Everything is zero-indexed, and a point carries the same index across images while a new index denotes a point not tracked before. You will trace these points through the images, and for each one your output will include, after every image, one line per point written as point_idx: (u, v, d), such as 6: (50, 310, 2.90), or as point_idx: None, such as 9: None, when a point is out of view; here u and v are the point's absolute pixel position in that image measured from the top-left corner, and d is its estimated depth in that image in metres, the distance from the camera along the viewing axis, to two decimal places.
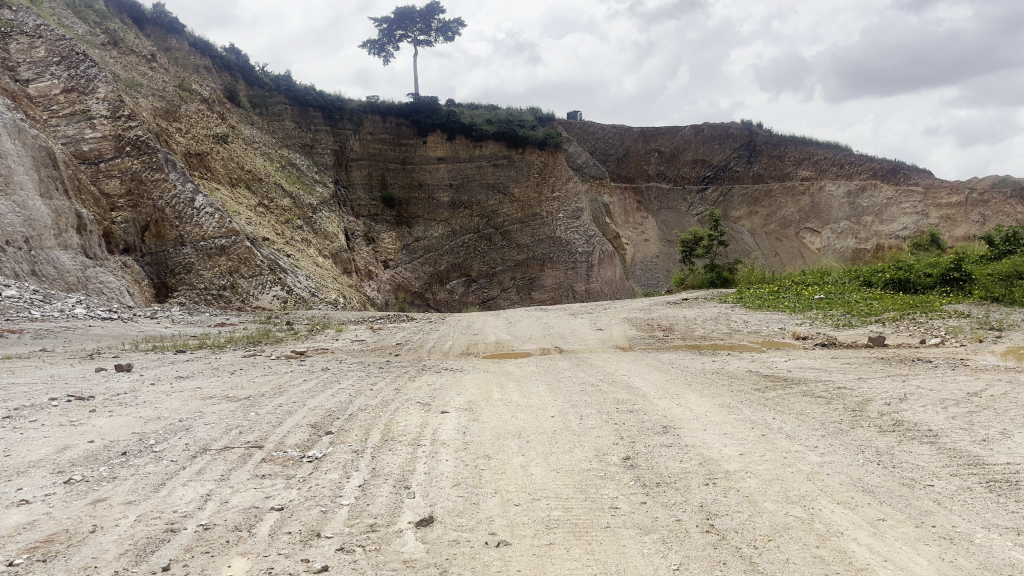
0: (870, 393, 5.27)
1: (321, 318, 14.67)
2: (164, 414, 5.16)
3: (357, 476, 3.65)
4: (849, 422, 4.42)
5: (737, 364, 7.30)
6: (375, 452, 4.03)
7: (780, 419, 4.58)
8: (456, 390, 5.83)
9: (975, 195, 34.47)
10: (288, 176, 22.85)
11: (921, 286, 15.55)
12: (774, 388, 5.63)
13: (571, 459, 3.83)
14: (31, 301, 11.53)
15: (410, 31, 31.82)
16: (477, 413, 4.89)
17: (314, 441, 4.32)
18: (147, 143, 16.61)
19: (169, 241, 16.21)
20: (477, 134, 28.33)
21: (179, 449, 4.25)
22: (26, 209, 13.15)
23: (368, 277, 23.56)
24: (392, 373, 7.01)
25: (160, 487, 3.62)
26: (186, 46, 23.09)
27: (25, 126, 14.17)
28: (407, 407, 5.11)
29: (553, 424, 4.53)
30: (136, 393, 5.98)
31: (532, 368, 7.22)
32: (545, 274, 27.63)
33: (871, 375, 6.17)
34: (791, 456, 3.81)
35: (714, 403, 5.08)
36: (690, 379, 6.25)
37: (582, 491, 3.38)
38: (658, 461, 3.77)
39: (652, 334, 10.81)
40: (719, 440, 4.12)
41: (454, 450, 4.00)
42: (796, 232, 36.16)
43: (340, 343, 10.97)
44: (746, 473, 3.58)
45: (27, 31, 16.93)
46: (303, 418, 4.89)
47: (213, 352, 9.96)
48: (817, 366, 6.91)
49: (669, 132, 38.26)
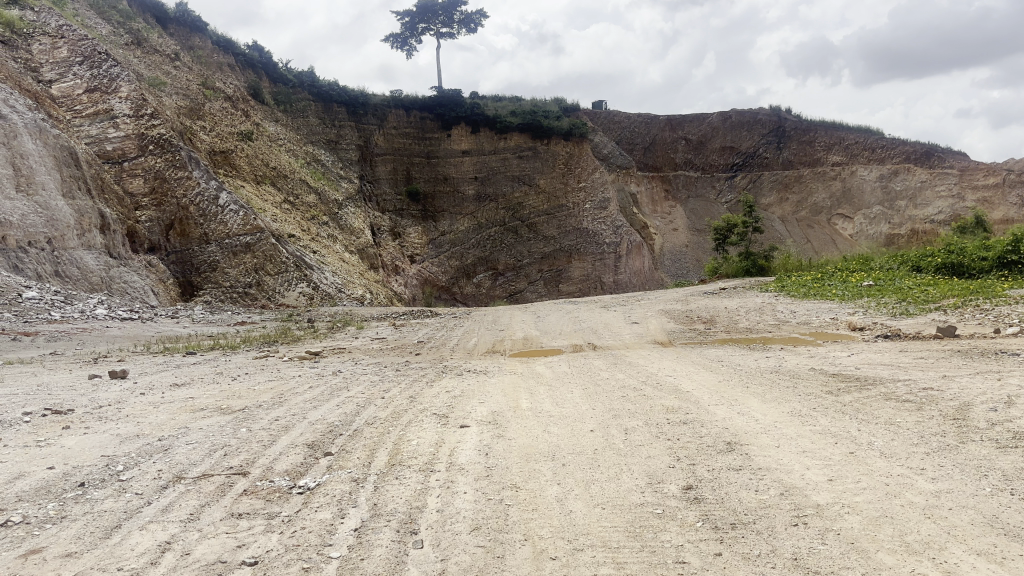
0: (965, 396, 4.43)
1: (343, 315, 13.97)
2: (145, 431, 4.50)
3: (354, 516, 2.95)
4: (955, 436, 3.59)
5: (795, 360, 6.48)
6: (378, 482, 3.32)
7: (867, 431, 3.78)
8: (480, 397, 5.10)
9: (1013, 176, 33.07)
10: (313, 173, 22.20)
11: (976, 271, 14.58)
12: (849, 391, 4.80)
13: (617, 490, 3.09)
14: (52, 303, 11.01)
15: (433, 24, 31.10)
16: (503, 427, 4.17)
17: (308, 466, 3.64)
18: (170, 141, 16.06)
19: (194, 240, 15.64)
20: (501, 126, 27.59)
21: (148, 479, 3.57)
22: (47, 210, 12.66)
23: (395, 271, 22.87)
24: (410, 376, 6.31)
25: (112, 532, 2.94)
26: (209, 44, 22.55)
27: (47, 126, 13.62)
28: (421, 421, 4.38)
29: (593, 442, 3.78)
30: (123, 405, 5.33)
31: (564, 369, 6.44)
32: (572, 266, 26.87)
33: (957, 372, 5.29)
34: (895, 483, 3.03)
35: (781, 411, 4.29)
36: (747, 380, 5.46)
37: (636, 537, 2.66)
38: (729, 493, 3.01)
39: (691, 326, 10.04)
40: (799, 461, 3.37)
41: (473, 479, 3.27)
42: (828, 218, 34.95)
43: (360, 341, 10.32)
44: (845, 509, 2.81)
45: (49, 32, 16.54)
46: (300, 435, 4.20)
47: (224, 354, 9.32)
48: (886, 363, 6.03)
49: (696, 119, 37.13)
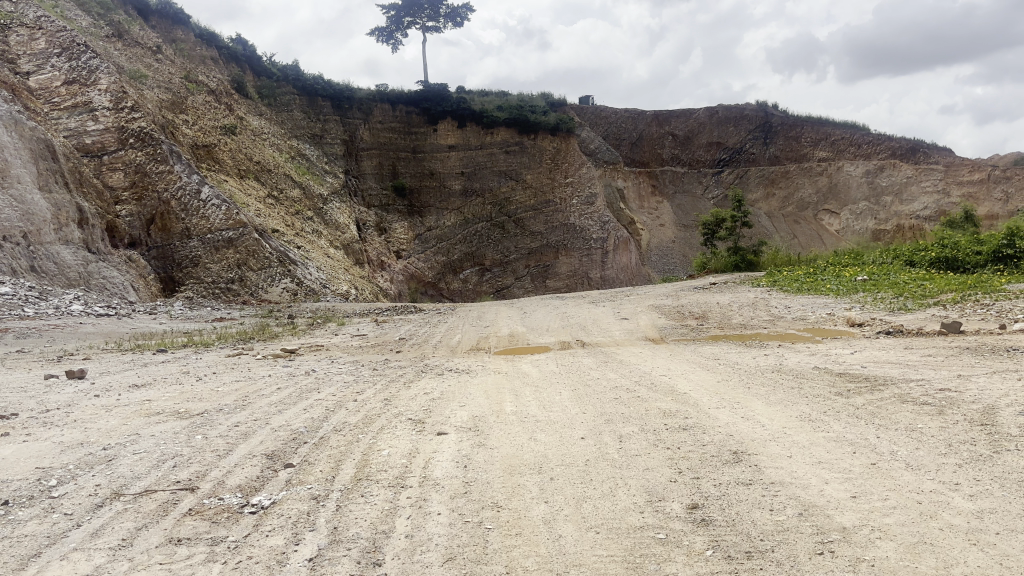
0: (986, 398, 4.06)
1: (326, 311, 13.52)
2: (91, 440, 4.07)
3: (310, 543, 2.55)
4: (988, 444, 3.22)
5: (795, 359, 6.11)
6: (341, 500, 2.93)
7: (888, 439, 3.41)
8: (459, 400, 4.70)
9: (997, 172, 33.00)
10: (298, 167, 21.70)
11: (971, 266, 14.33)
12: (859, 393, 4.44)
13: (612, 510, 2.71)
14: (26, 299, 10.53)
15: (419, 18, 30.57)
16: (485, 434, 3.77)
17: (265, 480, 3.24)
18: (151, 134, 15.51)
19: (175, 234, 15.15)
20: (488, 121, 27.13)
21: (82, 496, 3.14)
22: (23, 203, 12.11)
23: (381, 267, 22.45)
24: (387, 376, 5.91)
25: (28, 563, 2.52)
26: (193, 37, 21.91)
27: (23, 118, 13.06)
28: (396, 428, 3.98)
29: (585, 452, 3.40)
30: (73, 410, 4.89)
31: (552, 368, 6.05)
32: (559, 261, 26.51)
33: (972, 372, 4.91)
34: (929, 502, 2.65)
35: (789, 416, 3.92)
36: (747, 380, 5.09)
37: (636, 570, 2.27)
38: (740, 514, 2.64)
39: (683, 322, 9.69)
40: (817, 475, 2.99)
41: (449, 497, 2.88)
42: (814, 214, 34.68)
43: (339, 338, 9.91)
44: (875, 533, 2.44)
45: (27, 24, 16.01)
46: (260, 443, 3.80)
47: (196, 352, 8.86)
48: (893, 361, 5.67)
49: (683, 114, 36.83)
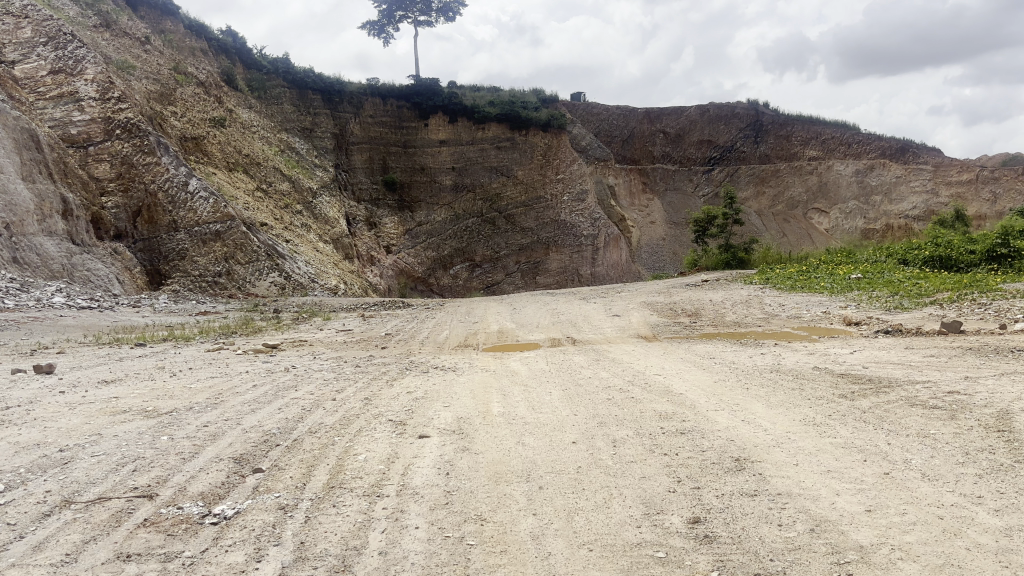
0: (998, 401, 3.86)
1: (312, 306, 13.24)
2: (49, 440, 3.80)
3: (273, 560, 2.31)
4: (1007, 453, 3.00)
5: (794, 358, 5.91)
6: (311, 511, 2.68)
7: (900, 446, 3.19)
8: (444, 400, 4.47)
9: (986, 173, 33.06)
10: (288, 161, 21.34)
11: (965, 264, 14.21)
12: (864, 395, 4.23)
13: (606, 524, 2.48)
14: (6, 291, 10.21)
15: (411, 11, 30.16)
16: (469, 437, 3.54)
17: (232, 487, 3.00)
18: (138, 125, 15.13)
19: (162, 227, 14.80)
20: (479, 116, 26.83)
21: (29, 504, 2.87)
22: (5, 193, 11.79)
23: (370, 262, 22.14)
24: (369, 373, 5.66)
25: None
26: (181, 28, 21.48)
27: (6, 107, 12.65)
28: (373, 430, 3.73)
29: (577, 458, 3.17)
30: (33, 407, 4.62)
31: (541, 366, 5.82)
32: (550, 258, 26.30)
33: (978, 373, 4.72)
34: (951, 518, 2.43)
35: (793, 420, 3.70)
36: (745, 381, 4.86)
37: None
38: (747, 529, 2.41)
39: (676, 320, 9.48)
40: (829, 485, 2.76)
41: (429, 508, 2.64)
42: (803, 213, 34.45)
43: (324, 333, 9.65)
44: (896, 552, 2.22)
45: (13, 11, 15.60)
46: (229, 446, 3.54)
47: (175, 347, 8.56)
48: (895, 361, 5.49)
49: (675, 112, 36.60)
